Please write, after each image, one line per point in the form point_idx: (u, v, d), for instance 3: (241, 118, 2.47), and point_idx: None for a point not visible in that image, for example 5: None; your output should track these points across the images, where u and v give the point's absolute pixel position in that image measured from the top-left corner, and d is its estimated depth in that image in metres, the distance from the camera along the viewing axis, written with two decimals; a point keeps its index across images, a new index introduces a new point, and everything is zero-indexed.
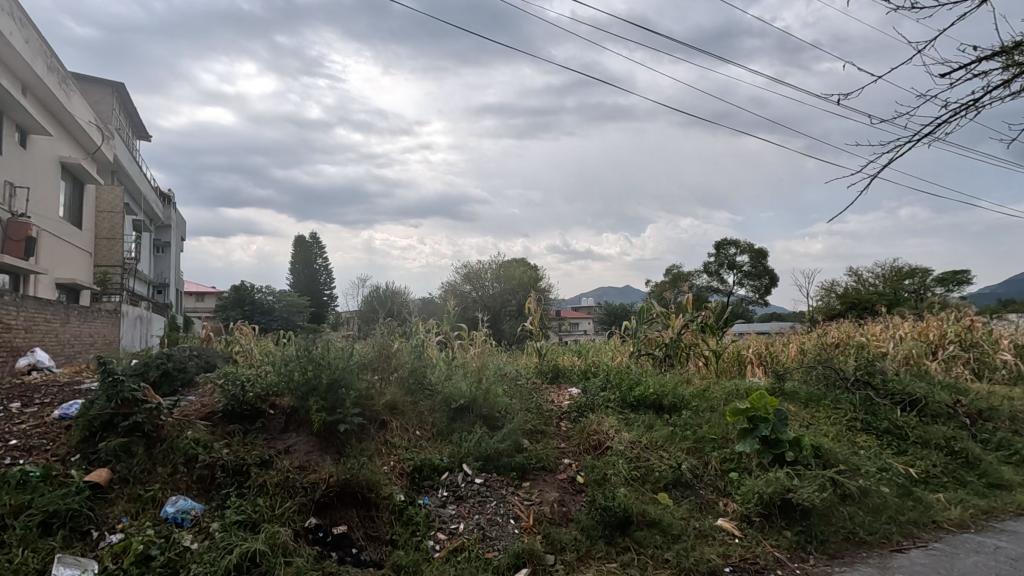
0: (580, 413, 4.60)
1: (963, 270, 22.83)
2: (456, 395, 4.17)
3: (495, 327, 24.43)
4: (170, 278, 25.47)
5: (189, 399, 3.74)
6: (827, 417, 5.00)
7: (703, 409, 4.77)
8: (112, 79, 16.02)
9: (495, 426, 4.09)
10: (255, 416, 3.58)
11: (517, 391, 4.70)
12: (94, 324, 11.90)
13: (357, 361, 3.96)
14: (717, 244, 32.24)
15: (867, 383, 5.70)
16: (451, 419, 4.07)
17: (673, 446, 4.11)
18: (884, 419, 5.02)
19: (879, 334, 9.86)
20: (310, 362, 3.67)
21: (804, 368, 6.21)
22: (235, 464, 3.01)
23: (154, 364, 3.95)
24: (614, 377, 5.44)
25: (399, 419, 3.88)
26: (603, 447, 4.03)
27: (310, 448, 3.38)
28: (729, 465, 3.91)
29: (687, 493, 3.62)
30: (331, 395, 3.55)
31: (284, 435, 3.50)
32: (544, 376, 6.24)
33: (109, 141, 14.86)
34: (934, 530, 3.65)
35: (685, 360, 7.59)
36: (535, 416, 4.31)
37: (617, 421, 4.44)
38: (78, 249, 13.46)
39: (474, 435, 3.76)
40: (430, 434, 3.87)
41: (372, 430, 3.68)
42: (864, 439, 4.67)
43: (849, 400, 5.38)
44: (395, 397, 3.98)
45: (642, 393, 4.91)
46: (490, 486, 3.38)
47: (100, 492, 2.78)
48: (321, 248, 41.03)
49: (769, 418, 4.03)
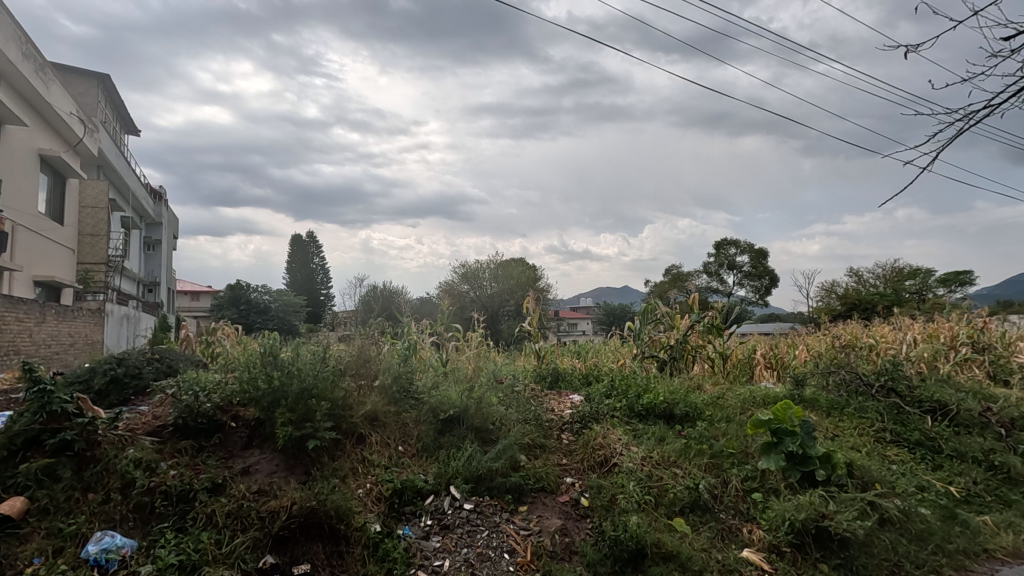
0: (583, 423, 4.16)
1: (968, 271, 22.35)
2: (446, 405, 3.70)
3: (493, 328, 23.99)
4: (161, 276, 24.95)
5: (139, 411, 3.26)
6: (852, 428, 4.56)
7: (718, 419, 4.33)
8: (97, 71, 15.47)
9: (489, 440, 3.61)
10: (212, 429, 3.12)
11: (514, 399, 4.25)
12: (75, 324, 11.41)
13: (332, 366, 3.50)
14: (717, 244, 31.85)
15: (892, 391, 5.28)
16: (439, 433, 3.60)
17: (687, 462, 3.68)
18: (915, 430, 4.60)
19: (889, 336, 9.40)
20: (277, 368, 3.22)
21: (823, 372, 5.79)
22: (179, 490, 2.55)
23: (100, 369, 3.47)
24: (619, 383, 4.98)
25: (380, 432, 3.43)
26: (611, 464, 3.59)
27: (275, 469, 2.93)
28: (751, 485, 3.46)
29: (706, 518, 3.19)
30: (300, 406, 3.11)
31: (244, 452, 3.05)
32: (543, 380, 5.80)
33: (93, 134, 14.35)
34: (987, 562, 3.21)
35: (691, 363, 7.15)
36: (534, 428, 3.87)
37: (624, 433, 4.00)
38: (59, 246, 12.95)
39: (464, 452, 3.29)
40: (414, 451, 3.42)
41: (348, 446, 3.24)
42: (895, 453, 4.24)
43: (875, 409, 4.94)
44: (377, 406, 3.52)
45: (651, 401, 4.45)
46: (481, 513, 2.93)
47: (12, 526, 2.32)
48: (318, 248, 40.63)
49: (796, 431, 3.59)
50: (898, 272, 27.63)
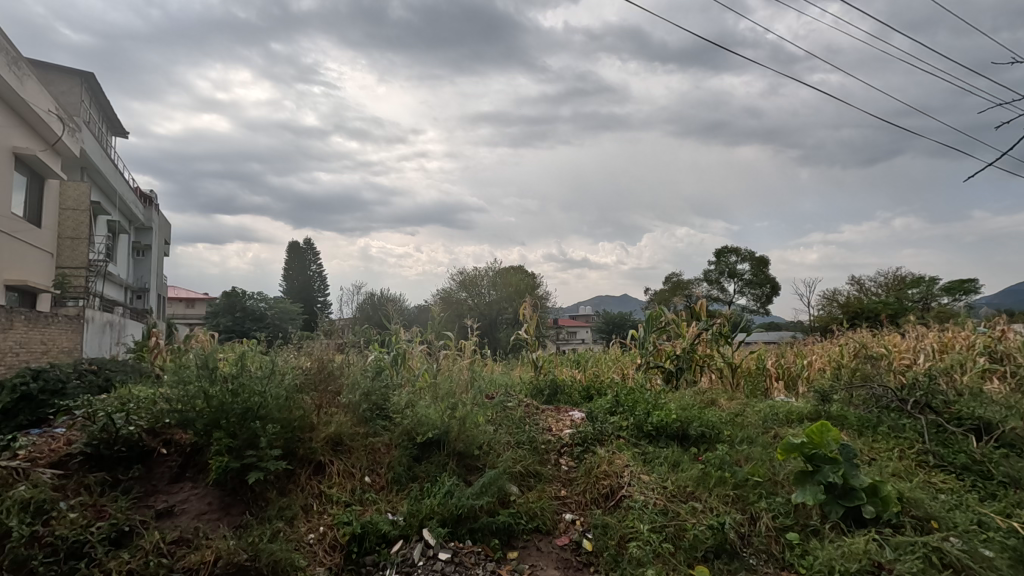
0: (585, 445, 3.62)
1: (972, 279, 21.83)
2: (424, 426, 3.10)
3: (490, 337, 23.31)
4: (151, 283, 24.28)
5: (50, 434, 2.70)
6: (888, 450, 4.03)
7: (739, 441, 3.76)
8: (79, 69, 14.97)
9: (473, 469, 3.04)
10: (136, 458, 2.56)
11: (505, 419, 3.69)
12: (49, 331, 10.80)
13: (286, 381, 2.95)
14: (717, 252, 31.48)
15: (927, 408, 4.72)
16: (414, 460, 3.02)
17: (707, 493, 3.14)
18: (961, 452, 4.02)
19: (905, 346, 8.85)
20: (216, 385, 2.68)
21: (848, 388, 5.29)
22: (71, 543, 2.00)
23: (8, 385, 3.03)
24: (624, 397, 4.43)
25: (343, 461, 2.89)
26: (619, 497, 3.05)
27: (206, 509, 2.38)
28: (784, 522, 2.89)
29: (735, 567, 2.61)
30: (242, 429, 2.58)
31: (172, 487, 2.49)
32: (539, 394, 5.24)
33: (75, 134, 13.85)
34: None
35: (698, 374, 6.61)
36: (527, 453, 3.33)
37: (633, 458, 3.46)
38: (35, 250, 12.35)
39: (444, 484, 2.72)
40: (382, 484, 2.85)
41: (302, 478, 2.70)
42: (941, 480, 3.68)
43: (912, 428, 4.39)
44: (342, 428, 2.98)
45: (662, 419, 3.87)
46: (460, 565, 2.34)
47: None
48: (315, 255, 40.12)
49: (837, 459, 3.02)
50: (900, 281, 27.26)
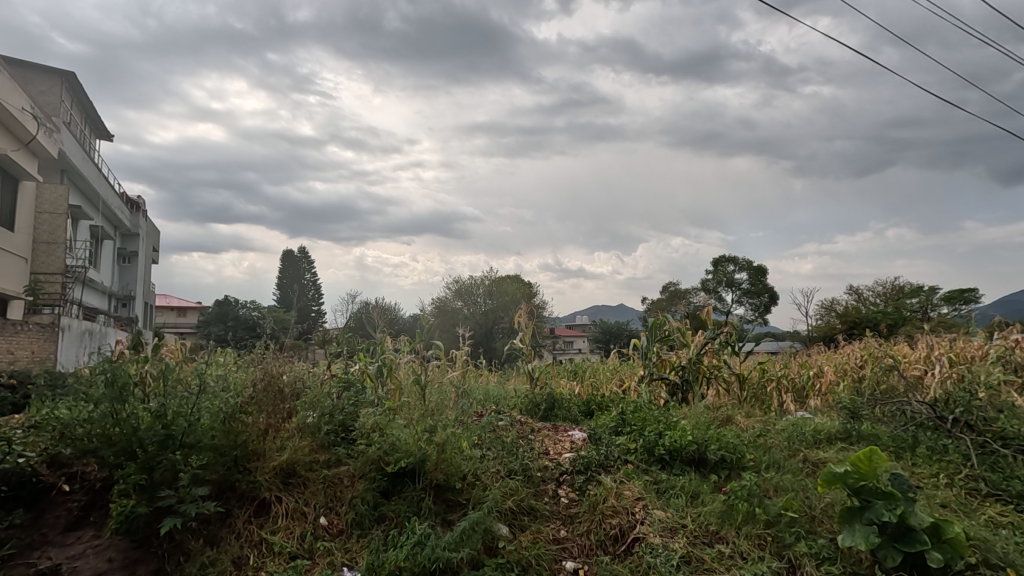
0: (586, 472, 3.11)
1: (972, 288, 21.55)
2: (396, 453, 2.55)
3: (486, 347, 22.77)
4: (138, 290, 23.65)
5: None
6: (931, 477, 3.53)
7: (765, 469, 3.25)
8: (60, 68, 14.50)
9: (454, 506, 2.51)
10: (27, 497, 2.07)
11: (495, 442, 3.17)
12: (18, 338, 10.20)
13: (222, 400, 2.41)
14: (716, 261, 31.14)
15: (969, 426, 4.16)
16: (383, 495, 2.47)
17: (734, 532, 2.63)
18: (1016, 478, 3.48)
19: (914, 356, 8.38)
20: (129, 406, 2.15)
21: (876, 403, 4.76)
22: None
23: None
24: (631, 414, 3.90)
25: (294, 496, 2.36)
26: (631, 540, 2.53)
27: (104, 567, 1.87)
28: (830, 571, 2.38)
29: None
30: (157, 462, 2.03)
31: (67, 537, 1.98)
32: (535, 410, 4.71)
33: (53, 134, 13.33)
34: None
35: (705, 385, 6.02)
36: (520, 483, 2.81)
37: (645, 488, 2.94)
38: (6, 254, 11.76)
39: (415, 531, 2.17)
40: (341, 527, 2.32)
41: (239, 522, 2.19)
42: (1000, 513, 3.14)
43: (956, 452, 3.85)
44: (296, 456, 2.45)
45: (675, 442, 3.32)
46: None
47: None
48: (309, 264, 39.62)
49: (892, 494, 2.47)
50: (900, 290, 26.96)
